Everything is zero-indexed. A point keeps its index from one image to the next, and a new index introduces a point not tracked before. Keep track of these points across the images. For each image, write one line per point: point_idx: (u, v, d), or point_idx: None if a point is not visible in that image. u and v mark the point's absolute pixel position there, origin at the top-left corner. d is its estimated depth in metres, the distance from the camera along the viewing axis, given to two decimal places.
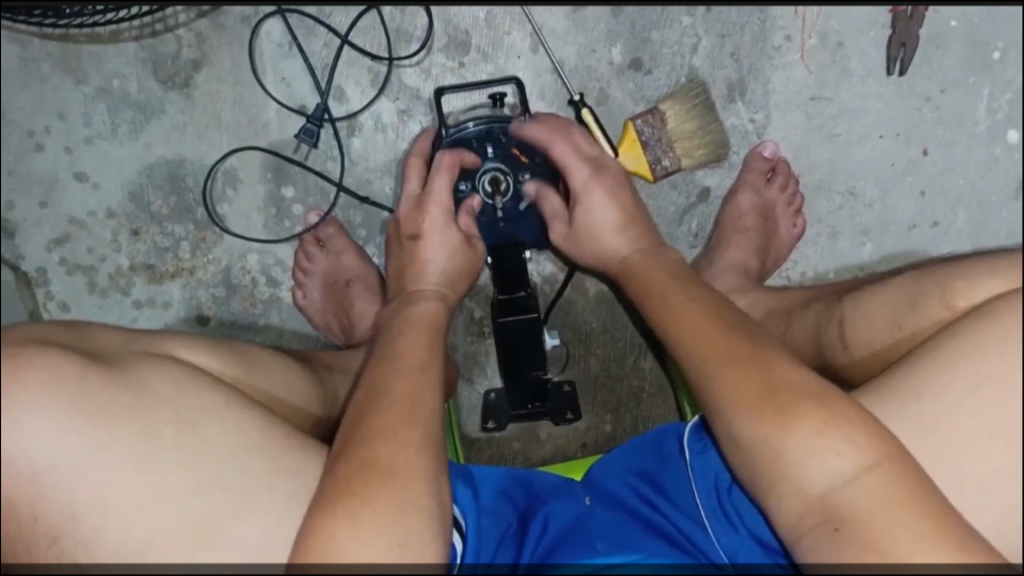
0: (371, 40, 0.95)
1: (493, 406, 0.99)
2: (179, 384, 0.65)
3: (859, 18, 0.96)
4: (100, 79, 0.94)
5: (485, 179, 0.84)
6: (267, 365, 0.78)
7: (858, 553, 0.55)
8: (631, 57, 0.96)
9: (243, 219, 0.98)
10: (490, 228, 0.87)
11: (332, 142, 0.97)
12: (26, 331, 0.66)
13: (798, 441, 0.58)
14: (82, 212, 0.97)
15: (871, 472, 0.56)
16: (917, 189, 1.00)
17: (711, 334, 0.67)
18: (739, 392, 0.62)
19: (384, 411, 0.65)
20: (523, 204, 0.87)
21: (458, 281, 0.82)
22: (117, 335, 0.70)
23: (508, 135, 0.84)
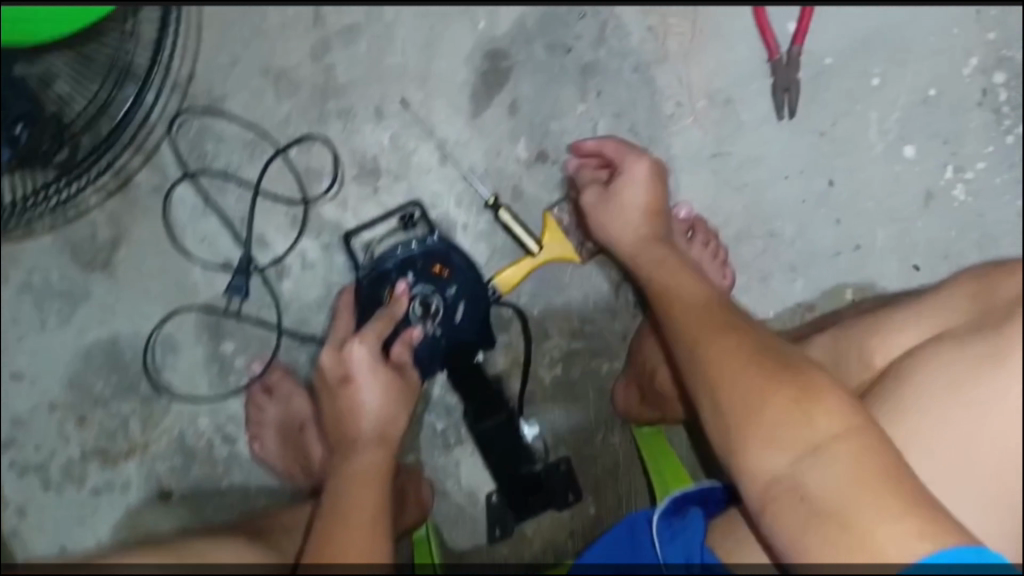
0: (282, 185, 0.96)
1: (495, 510, 0.99)
2: None
3: (742, 72, 1.00)
4: (22, 275, 0.95)
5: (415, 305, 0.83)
6: (221, 553, 0.72)
7: (824, 525, 0.55)
8: (536, 151, 0.99)
9: (188, 383, 0.97)
10: (432, 349, 0.84)
11: (264, 290, 0.97)
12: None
13: (776, 409, 0.60)
14: (24, 410, 0.96)
15: (858, 442, 0.57)
16: (833, 218, 1.03)
17: (706, 331, 0.70)
18: (733, 369, 0.65)
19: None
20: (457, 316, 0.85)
21: (398, 418, 0.75)
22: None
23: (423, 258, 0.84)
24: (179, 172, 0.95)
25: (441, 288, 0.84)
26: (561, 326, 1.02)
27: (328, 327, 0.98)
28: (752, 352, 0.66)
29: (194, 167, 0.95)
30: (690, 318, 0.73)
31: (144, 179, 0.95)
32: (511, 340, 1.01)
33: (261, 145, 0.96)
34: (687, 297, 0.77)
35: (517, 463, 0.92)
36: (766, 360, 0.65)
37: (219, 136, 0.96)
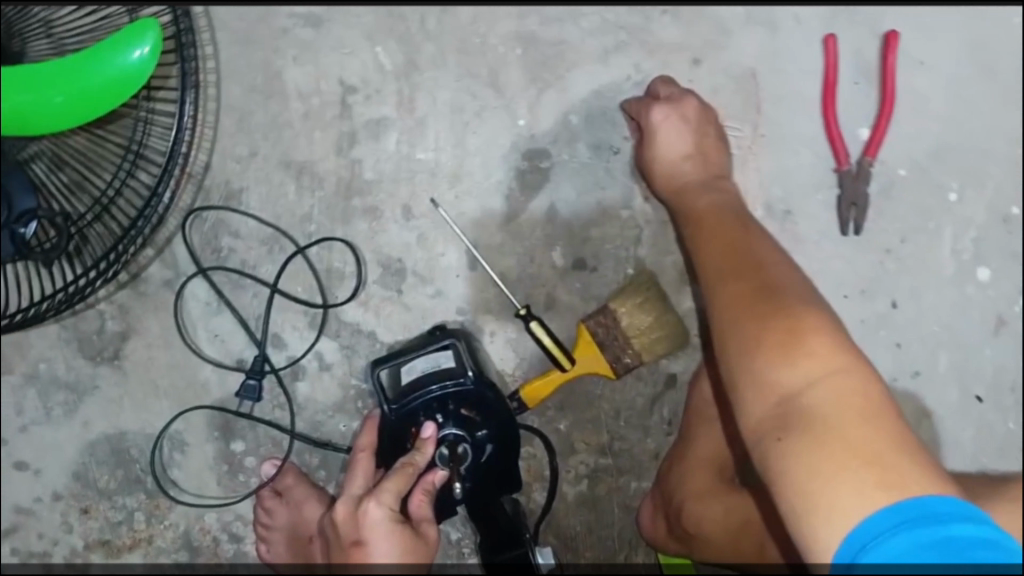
0: (301, 284, 0.90)
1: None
2: None
3: (804, 181, 0.92)
4: (27, 365, 0.90)
5: (444, 450, 0.76)
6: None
7: (806, 446, 0.56)
8: (574, 258, 0.91)
9: (196, 480, 0.93)
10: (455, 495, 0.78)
11: (278, 391, 0.92)
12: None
13: (773, 357, 0.62)
14: (27, 499, 0.93)
15: (842, 386, 0.59)
16: (892, 341, 0.95)
17: (717, 251, 0.74)
18: (738, 315, 0.66)
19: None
20: (484, 459, 0.79)
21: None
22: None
23: (456, 400, 0.76)
24: (192, 267, 0.89)
25: (472, 432, 0.77)
26: (589, 440, 0.95)
27: (343, 432, 0.93)
28: (764, 288, 0.68)
29: (208, 262, 0.89)
30: (709, 218, 0.78)
31: (156, 272, 0.89)
32: (536, 451, 0.95)
33: (281, 241, 0.90)
34: (708, 204, 0.80)
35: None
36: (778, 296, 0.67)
37: (237, 230, 0.90)
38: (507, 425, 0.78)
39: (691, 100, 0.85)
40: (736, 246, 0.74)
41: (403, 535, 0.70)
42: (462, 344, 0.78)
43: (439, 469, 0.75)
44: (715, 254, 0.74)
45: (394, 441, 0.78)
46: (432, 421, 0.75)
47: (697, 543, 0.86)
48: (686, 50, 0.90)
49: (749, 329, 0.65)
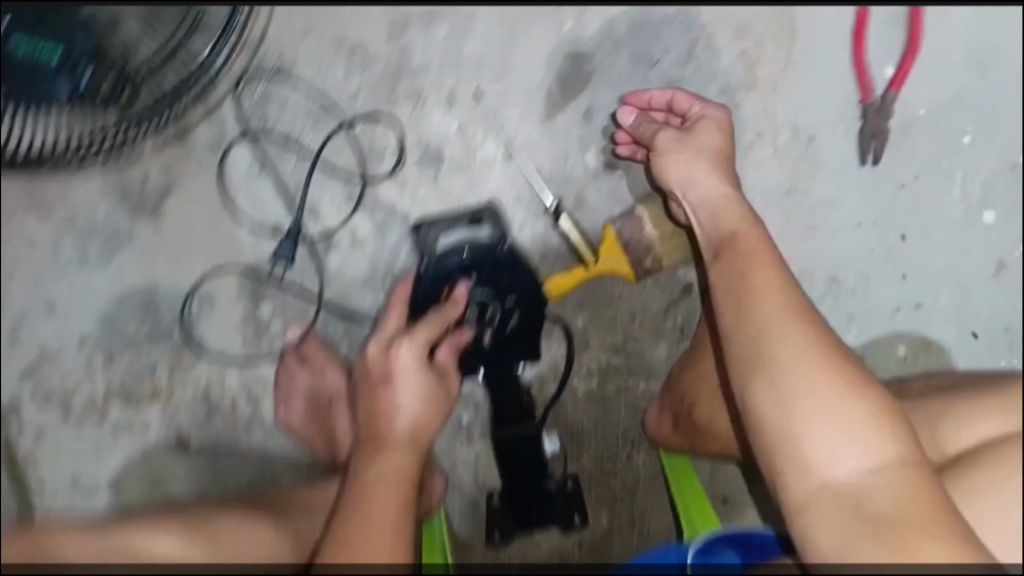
0: (343, 158, 0.93)
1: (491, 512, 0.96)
2: None
3: (831, 112, 0.96)
4: (67, 210, 0.92)
5: (472, 309, 0.80)
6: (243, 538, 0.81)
7: (874, 529, 0.60)
8: (607, 161, 0.94)
9: (221, 339, 0.96)
10: (480, 355, 0.82)
11: (309, 260, 0.96)
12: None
13: (831, 426, 0.64)
14: (54, 341, 0.96)
15: (898, 477, 0.62)
16: (897, 273, 1.00)
17: (761, 281, 0.74)
18: (787, 331, 0.69)
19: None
20: (511, 327, 0.82)
21: (435, 424, 0.74)
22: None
23: (488, 266, 0.80)
24: (240, 130, 0.92)
25: (501, 297, 0.81)
26: (602, 339, 1.00)
27: (368, 307, 0.96)
28: (805, 321, 0.70)
29: (256, 127, 0.93)
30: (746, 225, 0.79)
31: (203, 132, 0.92)
32: (552, 346, 1.00)
33: (328, 114, 0.93)
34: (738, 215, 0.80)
35: (534, 474, 0.94)
36: (794, 310, 0.71)
37: (286, 99, 0.93)
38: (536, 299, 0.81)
39: (708, 115, 0.87)
40: (756, 248, 0.76)
41: (431, 380, 0.75)
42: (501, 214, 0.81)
43: (467, 329, 0.79)
44: (746, 264, 0.75)
45: (427, 295, 0.80)
46: (465, 281, 0.78)
47: (705, 435, 0.91)
48: None
49: (796, 363, 0.67)
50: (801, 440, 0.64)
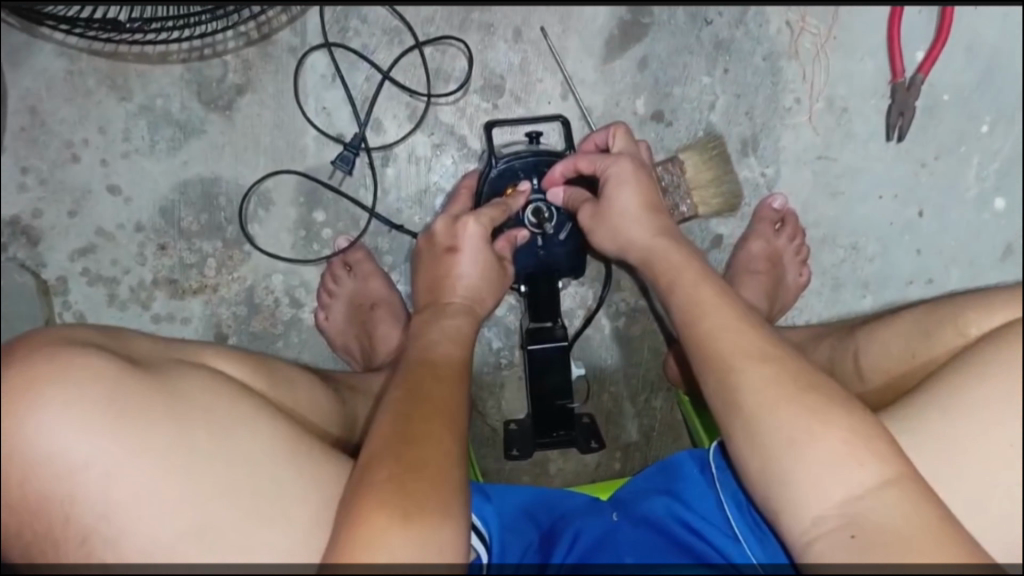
0: (411, 77, 0.99)
1: (515, 434, 0.95)
2: (214, 391, 0.64)
3: (862, 87, 1.04)
4: (144, 97, 0.97)
5: (531, 209, 0.87)
6: (297, 384, 0.77)
7: (879, 553, 0.57)
8: (653, 109, 1.02)
9: (272, 239, 1.00)
10: (531, 256, 0.89)
11: (366, 171, 1.00)
12: (68, 333, 0.65)
13: (831, 456, 0.60)
14: (110, 224, 0.98)
15: (890, 490, 0.58)
16: (914, 247, 1.06)
17: (713, 304, 0.70)
18: (769, 395, 0.63)
19: (420, 414, 0.65)
20: (562, 237, 0.89)
21: (487, 298, 0.83)
22: (157, 346, 0.69)
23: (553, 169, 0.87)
24: (319, 40, 0.98)
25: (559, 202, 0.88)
26: (633, 281, 1.04)
27: (416, 223, 1.01)
28: (765, 355, 0.65)
29: (333, 39, 0.98)
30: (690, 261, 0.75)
31: (283, 38, 0.98)
32: (586, 283, 1.03)
33: (402, 35, 0.99)
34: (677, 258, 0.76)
35: (554, 394, 0.90)
36: (744, 328, 0.68)
37: (365, 17, 0.99)
38: None
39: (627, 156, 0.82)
40: (687, 269, 0.75)
41: (489, 260, 0.83)
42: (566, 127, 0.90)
43: (524, 228, 0.87)
44: (698, 303, 0.71)
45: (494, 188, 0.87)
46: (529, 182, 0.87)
47: None
48: None
49: (766, 393, 0.63)
50: (781, 449, 0.61)
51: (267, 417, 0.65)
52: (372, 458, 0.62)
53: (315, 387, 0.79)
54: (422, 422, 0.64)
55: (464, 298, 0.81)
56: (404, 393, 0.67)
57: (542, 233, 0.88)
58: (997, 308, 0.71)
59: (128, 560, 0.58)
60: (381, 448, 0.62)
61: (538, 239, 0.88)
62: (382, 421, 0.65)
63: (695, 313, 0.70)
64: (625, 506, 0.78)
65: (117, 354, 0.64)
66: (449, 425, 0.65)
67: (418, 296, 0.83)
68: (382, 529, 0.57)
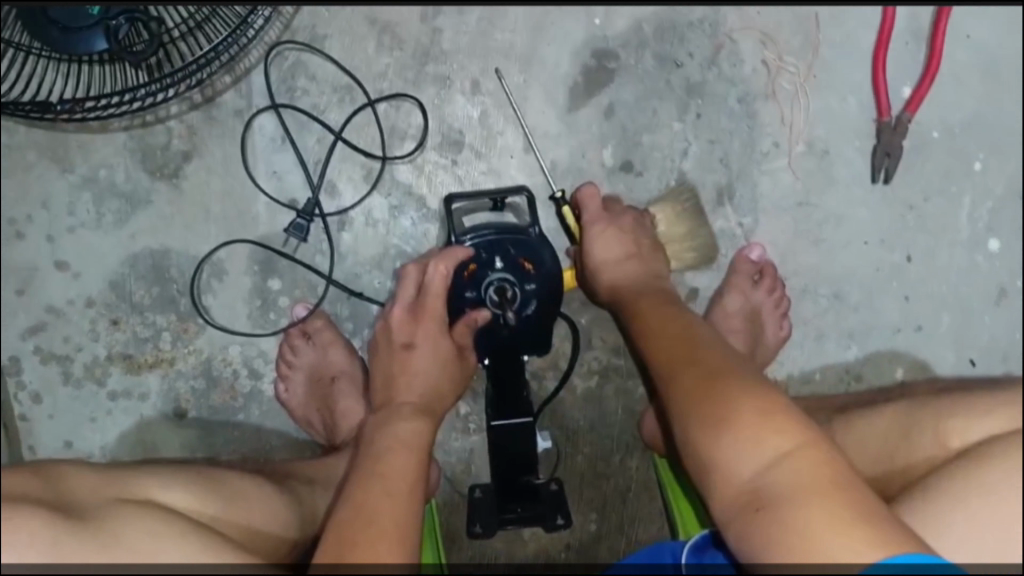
0: (365, 137, 0.95)
1: (480, 507, 0.92)
2: (157, 532, 0.61)
3: (845, 127, 0.98)
4: (87, 168, 0.93)
5: (491, 290, 0.82)
6: (250, 498, 0.72)
7: (785, 525, 0.59)
8: (622, 159, 0.97)
9: (227, 311, 0.96)
10: (493, 336, 0.84)
11: (322, 237, 0.96)
12: (2, 488, 0.62)
13: (740, 436, 0.65)
14: (60, 300, 0.95)
15: (799, 466, 0.61)
16: (902, 293, 1.01)
17: (658, 329, 0.79)
18: (691, 388, 0.70)
19: (369, 535, 0.62)
20: (527, 315, 0.83)
21: (446, 393, 0.79)
22: (91, 476, 0.67)
23: (517, 247, 0.81)
24: (265, 101, 0.94)
25: (522, 282, 0.82)
26: (605, 338, 0.99)
27: (377, 287, 0.96)
28: (698, 360, 0.73)
29: (281, 99, 0.94)
30: (651, 313, 0.82)
31: (229, 100, 0.93)
32: (554, 343, 0.99)
33: (353, 92, 0.94)
34: (656, 298, 0.84)
35: (518, 470, 0.87)
36: (685, 335, 0.77)
37: (313, 74, 0.94)
38: (557, 284, 0.82)
39: (585, 202, 0.90)
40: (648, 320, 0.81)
41: (438, 354, 0.79)
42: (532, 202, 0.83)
43: (484, 308, 0.82)
44: (646, 325, 0.81)
45: None
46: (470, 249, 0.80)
47: None
48: None
49: (688, 388, 0.70)
50: (695, 436, 0.67)
51: (219, 550, 0.62)
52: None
53: (267, 490, 0.74)
54: (369, 544, 0.61)
55: (420, 396, 0.77)
56: (351, 510, 0.64)
57: (503, 313, 0.83)
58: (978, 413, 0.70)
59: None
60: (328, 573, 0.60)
61: (503, 320, 0.83)
62: (324, 547, 0.62)
63: (644, 331, 0.80)
64: None
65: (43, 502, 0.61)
66: (397, 545, 0.62)
67: (374, 393, 0.79)
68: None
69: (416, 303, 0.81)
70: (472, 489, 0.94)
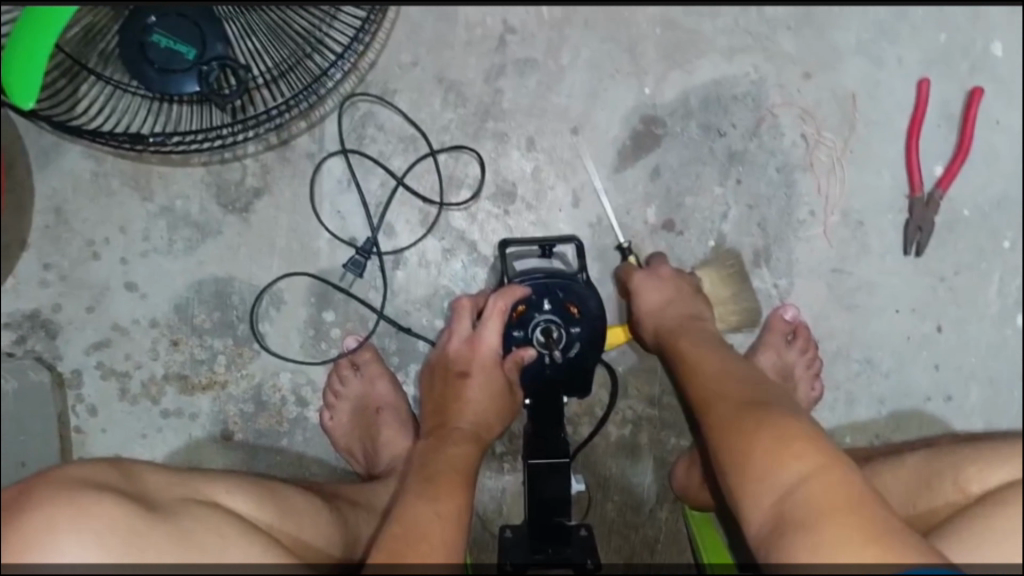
0: (425, 183, 1.01)
1: (510, 546, 0.92)
2: (220, 532, 0.68)
3: (878, 200, 1.03)
4: (165, 198, 1.00)
5: (538, 330, 0.85)
6: (300, 510, 0.78)
7: (801, 541, 0.61)
8: (665, 218, 1.02)
9: (281, 339, 1.01)
10: (538, 375, 0.87)
11: (377, 274, 1.01)
12: (81, 469, 0.68)
13: (763, 455, 0.67)
14: (126, 319, 1.00)
15: (823, 487, 0.64)
16: (931, 362, 1.03)
17: (695, 355, 0.83)
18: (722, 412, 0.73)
19: (418, 548, 0.65)
20: (571, 356, 0.86)
21: (492, 421, 0.84)
22: (164, 477, 0.73)
23: (565, 291, 0.84)
24: (335, 146, 1.00)
25: (568, 325, 0.85)
26: (641, 388, 1.03)
27: (425, 325, 1.01)
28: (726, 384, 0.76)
29: (350, 145, 1.00)
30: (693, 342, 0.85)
31: (302, 144, 1.00)
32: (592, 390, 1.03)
33: (417, 142, 1.01)
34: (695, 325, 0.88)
35: (554, 510, 0.89)
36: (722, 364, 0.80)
37: (382, 124, 1.01)
38: (601, 329, 0.86)
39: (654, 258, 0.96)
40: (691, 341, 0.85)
41: (485, 384, 0.84)
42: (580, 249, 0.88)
43: (530, 347, 0.85)
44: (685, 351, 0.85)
45: None
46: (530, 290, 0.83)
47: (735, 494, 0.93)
48: (800, 64, 1.02)
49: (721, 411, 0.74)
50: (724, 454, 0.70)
51: (272, 556, 0.68)
52: None
53: (316, 511, 0.79)
54: (418, 561, 0.65)
55: (469, 423, 0.82)
56: (397, 525, 0.68)
57: (548, 352, 0.86)
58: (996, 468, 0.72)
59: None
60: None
61: (547, 359, 0.86)
62: (373, 557, 0.65)
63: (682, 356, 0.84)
64: None
65: (125, 494, 0.67)
66: (444, 558, 0.66)
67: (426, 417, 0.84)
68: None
69: (473, 334, 0.86)
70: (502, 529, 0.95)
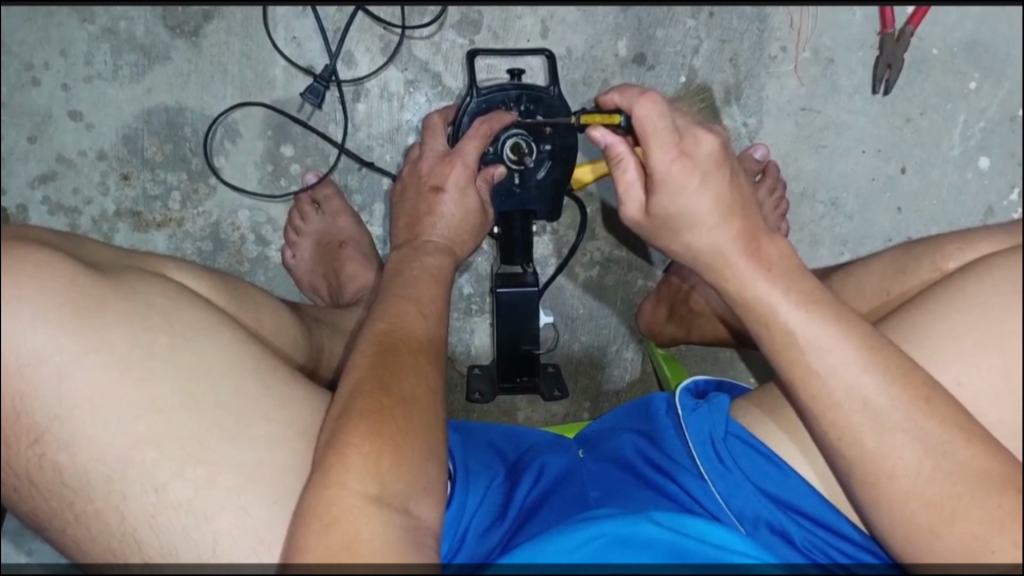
0: (385, 8, 0.96)
1: (478, 378, 0.96)
2: (172, 296, 0.64)
3: (850, 36, 1.01)
4: (107, 19, 0.94)
5: (508, 146, 0.84)
6: (258, 306, 0.77)
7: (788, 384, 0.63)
8: (636, 52, 0.99)
9: (238, 172, 0.97)
10: (507, 193, 0.87)
11: (336, 106, 0.97)
12: (24, 232, 0.64)
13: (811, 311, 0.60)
14: (71, 152, 0.95)
15: None
16: (894, 205, 1.04)
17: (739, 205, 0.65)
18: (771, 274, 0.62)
19: (401, 346, 0.67)
20: (540, 176, 0.87)
21: (467, 240, 0.81)
22: (112, 252, 0.69)
23: (536, 104, 0.86)
24: None
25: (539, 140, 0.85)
26: (609, 229, 1.02)
27: (388, 160, 0.98)
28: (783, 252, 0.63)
29: None
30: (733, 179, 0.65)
31: None
32: (560, 229, 1.02)
33: None
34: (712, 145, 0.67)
35: (519, 339, 0.89)
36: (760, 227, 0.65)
37: None
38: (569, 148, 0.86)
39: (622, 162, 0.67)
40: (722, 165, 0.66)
41: (453, 197, 0.80)
42: (551, 62, 0.88)
43: (502, 166, 0.84)
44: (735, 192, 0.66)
45: (475, 119, 0.85)
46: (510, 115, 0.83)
47: (700, 321, 0.94)
48: None
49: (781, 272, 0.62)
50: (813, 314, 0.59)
51: (226, 323, 0.65)
52: (356, 387, 0.64)
53: (279, 311, 0.80)
54: (407, 363, 0.66)
55: (441, 237, 0.79)
56: (382, 321, 0.68)
57: (521, 169, 0.86)
58: (974, 242, 0.74)
59: (84, 459, 0.58)
60: (361, 374, 0.64)
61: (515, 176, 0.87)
62: (360, 350, 0.67)
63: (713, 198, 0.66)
64: (592, 444, 0.81)
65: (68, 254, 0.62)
66: (430, 360, 0.67)
67: (397, 232, 0.81)
68: (346, 463, 0.59)
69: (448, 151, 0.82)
70: (471, 367, 0.98)
